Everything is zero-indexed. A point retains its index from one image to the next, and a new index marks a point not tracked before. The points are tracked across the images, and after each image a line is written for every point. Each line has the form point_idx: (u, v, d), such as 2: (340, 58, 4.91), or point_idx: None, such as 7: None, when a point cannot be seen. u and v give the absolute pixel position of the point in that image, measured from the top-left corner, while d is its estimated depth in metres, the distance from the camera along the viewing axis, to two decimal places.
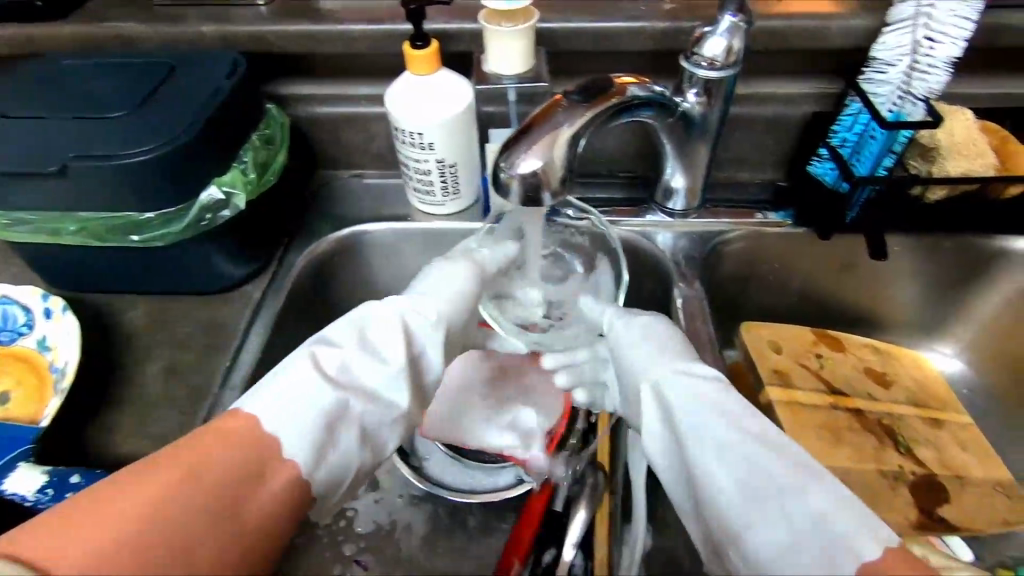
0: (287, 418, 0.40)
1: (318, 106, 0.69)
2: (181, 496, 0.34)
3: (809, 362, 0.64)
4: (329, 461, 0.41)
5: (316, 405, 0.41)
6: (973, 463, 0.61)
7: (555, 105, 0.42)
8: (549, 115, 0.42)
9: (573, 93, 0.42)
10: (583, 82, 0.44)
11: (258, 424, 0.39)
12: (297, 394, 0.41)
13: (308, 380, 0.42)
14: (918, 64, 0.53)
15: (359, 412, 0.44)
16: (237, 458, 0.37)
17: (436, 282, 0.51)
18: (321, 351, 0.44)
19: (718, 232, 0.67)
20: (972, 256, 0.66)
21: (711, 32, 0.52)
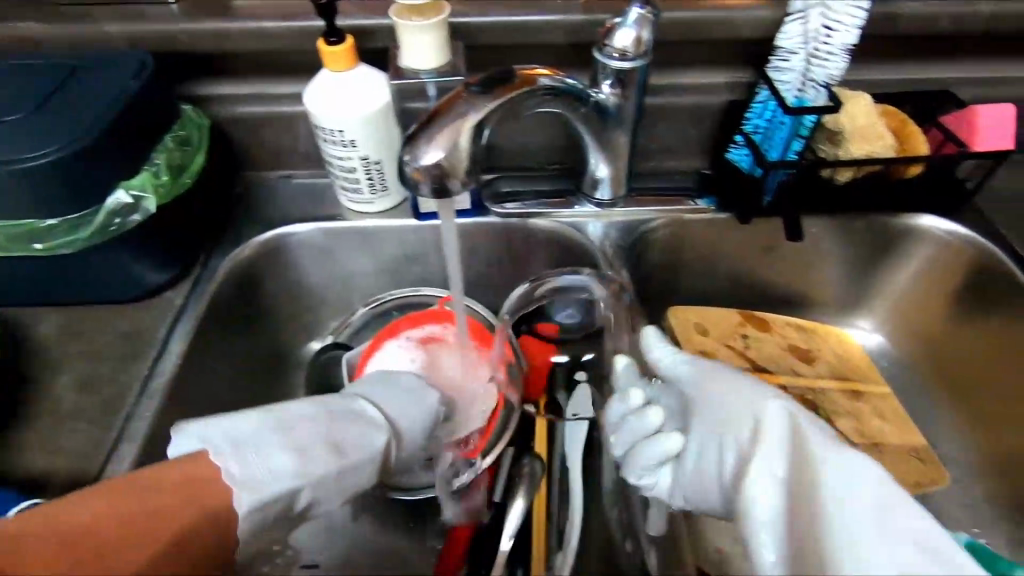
0: (263, 455, 0.44)
1: (239, 106, 0.68)
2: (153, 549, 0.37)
3: (735, 342, 0.66)
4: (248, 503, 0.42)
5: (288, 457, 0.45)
6: (891, 431, 0.65)
7: (457, 96, 0.42)
8: (451, 105, 0.41)
9: (473, 85, 0.42)
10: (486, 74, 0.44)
11: (208, 459, 0.42)
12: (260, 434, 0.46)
13: (263, 436, 0.46)
14: (817, 52, 0.56)
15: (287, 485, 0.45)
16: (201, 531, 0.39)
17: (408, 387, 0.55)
18: (295, 411, 0.49)
19: (645, 221, 0.69)
20: (883, 234, 0.69)
21: (619, 23, 0.54)
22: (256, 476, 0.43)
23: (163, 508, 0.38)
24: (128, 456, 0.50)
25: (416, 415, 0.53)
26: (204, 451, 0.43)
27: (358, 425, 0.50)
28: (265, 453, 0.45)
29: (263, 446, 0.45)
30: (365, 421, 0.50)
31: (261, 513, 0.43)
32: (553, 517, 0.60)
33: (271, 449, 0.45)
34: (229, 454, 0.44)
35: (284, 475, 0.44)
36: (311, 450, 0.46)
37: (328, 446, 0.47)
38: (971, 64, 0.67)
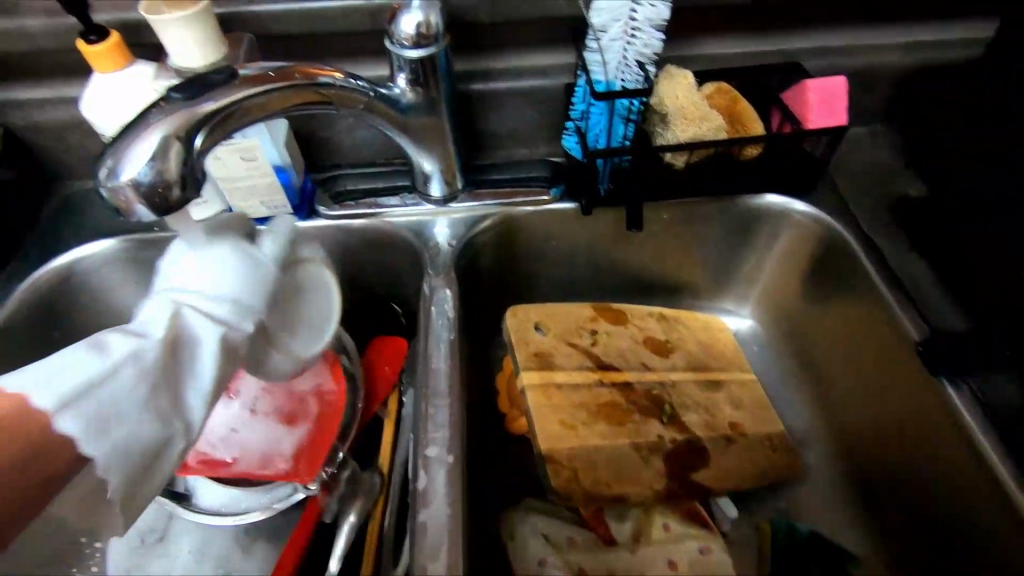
0: (84, 396, 0.33)
1: (35, 112, 0.62)
2: None
3: (579, 339, 0.63)
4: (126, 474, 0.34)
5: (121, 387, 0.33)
6: (746, 419, 0.63)
7: (153, 107, 0.38)
8: (144, 117, 0.37)
9: (170, 93, 0.38)
10: (189, 79, 0.40)
11: None
12: (50, 380, 0.33)
13: (35, 378, 0.33)
14: (627, 30, 0.52)
15: (100, 409, 0.33)
16: None
17: (202, 254, 0.39)
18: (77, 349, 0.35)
19: (484, 215, 0.65)
20: (737, 217, 0.66)
21: (405, 7, 0.49)
22: (104, 434, 0.33)
23: None
24: None
25: (251, 292, 0.38)
26: None
27: (148, 323, 0.36)
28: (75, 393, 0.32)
29: (37, 378, 0.33)
30: (177, 314, 0.36)
31: (96, 448, 0.33)
32: (384, 534, 0.57)
33: (76, 394, 0.32)
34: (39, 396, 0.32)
35: (142, 415, 0.34)
36: (142, 368, 0.34)
37: (162, 366, 0.35)
38: (814, 33, 0.64)
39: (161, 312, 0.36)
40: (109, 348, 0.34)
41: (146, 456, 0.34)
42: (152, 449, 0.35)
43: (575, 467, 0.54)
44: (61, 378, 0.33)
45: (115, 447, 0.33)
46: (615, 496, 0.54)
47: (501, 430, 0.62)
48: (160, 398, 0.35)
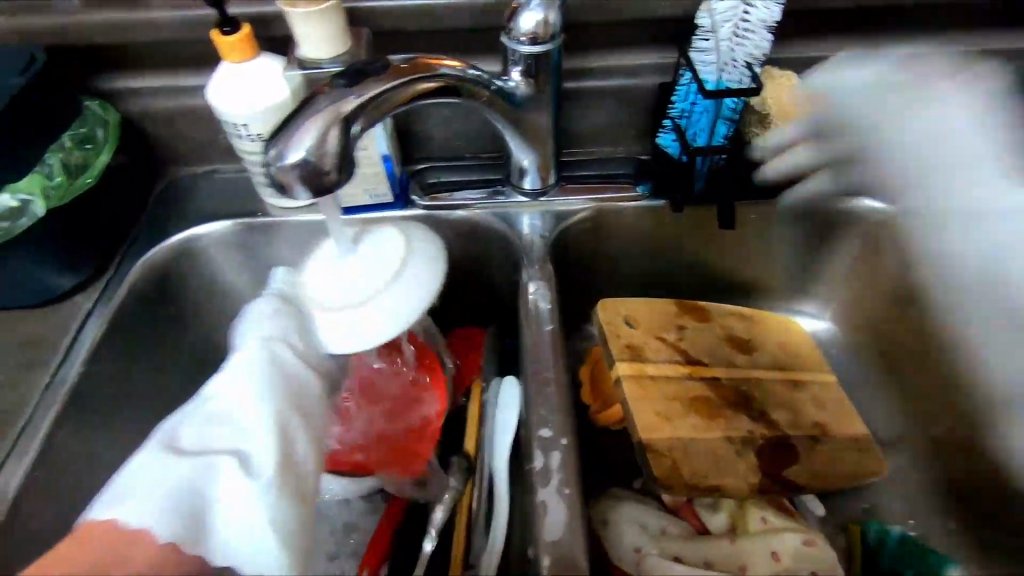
0: (152, 487, 0.42)
1: (150, 100, 0.65)
2: None
3: (667, 334, 0.64)
4: (216, 524, 0.43)
5: (189, 465, 0.43)
6: (830, 420, 0.63)
7: (319, 92, 0.40)
8: (310, 103, 0.39)
9: (336, 79, 0.40)
10: (351, 67, 0.41)
11: (114, 527, 0.40)
12: (129, 501, 0.41)
13: (161, 470, 0.43)
14: (737, 30, 0.53)
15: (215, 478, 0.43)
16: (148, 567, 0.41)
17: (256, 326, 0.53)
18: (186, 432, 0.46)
19: (574, 211, 0.66)
20: (824, 219, 0.66)
21: (524, 5, 0.51)
22: (176, 505, 0.41)
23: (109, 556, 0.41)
24: (19, 467, 0.48)
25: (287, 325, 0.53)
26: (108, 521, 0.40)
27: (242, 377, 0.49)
28: (133, 496, 0.42)
29: (155, 474, 0.43)
30: (192, 419, 0.46)
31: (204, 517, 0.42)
32: (475, 516, 0.59)
33: (134, 489, 0.42)
34: (120, 509, 0.41)
35: (211, 469, 0.44)
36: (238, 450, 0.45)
37: (180, 448, 0.45)
38: (909, 37, 0.64)
39: (239, 375, 0.49)
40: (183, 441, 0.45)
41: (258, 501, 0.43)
42: (234, 492, 0.43)
43: (673, 457, 0.54)
44: (152, 477, 0.42)
45: (197, 509, 0.42)
46: (711, 488, 0.54)
47: (587, 422, 0.63)
48: (246, 461, 0.44)
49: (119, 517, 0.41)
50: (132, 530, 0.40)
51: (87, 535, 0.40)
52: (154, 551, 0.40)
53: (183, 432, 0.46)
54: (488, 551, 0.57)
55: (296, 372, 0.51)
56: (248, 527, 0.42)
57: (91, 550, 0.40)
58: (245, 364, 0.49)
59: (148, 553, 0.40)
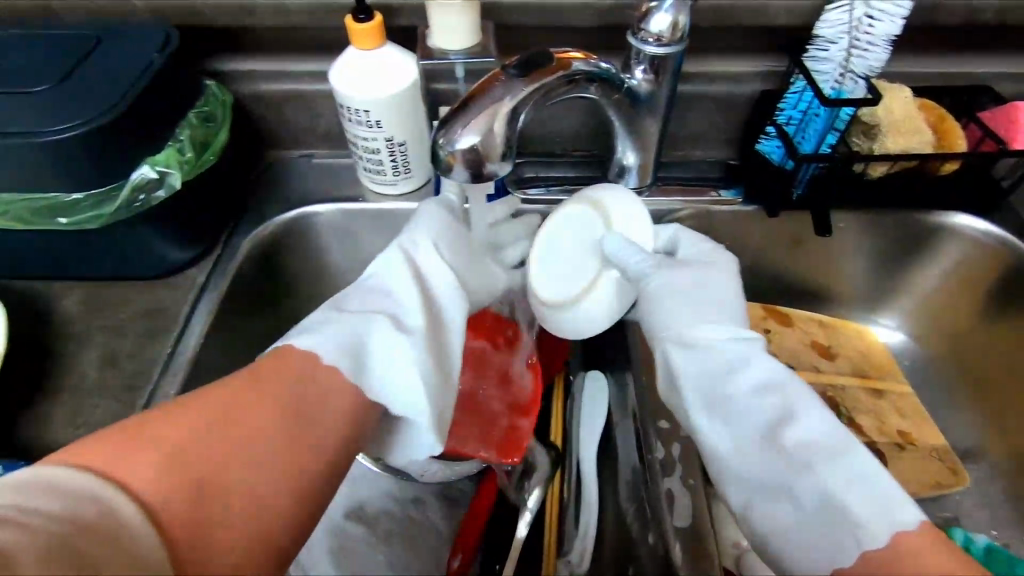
0: (320, 333, 0.43)
1: (260, 84, 0.66)
2: (251, 412, 0.37)
3: (757, 336, 0.67)
4: (378, 370, 0.44)
5: (349, 322, 0.45)
6: (912, 428, 0.64)
7: (493, 79, 0.41)
8: (484, 90, 0.40)
9: (511, 68, 0.41)
10: (523, 55, 0.42)
11: (298, 361, 0.41)
12: (312, 337, 0.43)
13: (326, 318, 0.46)
14: (857, 43, 0.54)
15: (376, 335, 0.45)
16: (286, 391, 0.39)
17: (414, 220, 0.57)
18: (340, 301, 0.49)
19: (668, 211, 0.68)
20: (914, 232, 0.67)
21: (656, 7, 0.51)
22: (350, 345, 0.43)
23: (226, 409, 0.37)
24: None
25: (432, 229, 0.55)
26: (288, 347, 0.42)
27: (390, 264, 0.52)
28: (318, 334, 0.43)
29: (322, 326, 0.45)
30: (370, 277, 0.52)
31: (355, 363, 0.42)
32: (566, 505, 0.60)
33: (308, 330, 0.44)
34: (313, 341, 0.42)
35: (371, 328, 0.46)
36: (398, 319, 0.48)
37: (349, 309, 0.48)
38: (1012, 56, 0.65)
39: (393, 261, 0.52)
40: (346, 307, 0.48)
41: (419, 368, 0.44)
42: (397, 360, 0.44)
43: None
44: (333, 327, 0.44)
45: (358, 360, 0.43)
46: None
47: None
48: (399, 324, 0.47)
49: (305, 346, 0.42)
50: (311, 361, 0.41)
51: (268, 360, 0.41)
52: (343, 391, 0.41)
53: (347, 302, 0.49)
54: (583, 539, 0.58)
55: (427, 285, 0.53)
56: (408, 394, 0.44)
57: (279, 387, 0.39)
58: (389, 264, 0.52)
59: (328, 397, 0.40)
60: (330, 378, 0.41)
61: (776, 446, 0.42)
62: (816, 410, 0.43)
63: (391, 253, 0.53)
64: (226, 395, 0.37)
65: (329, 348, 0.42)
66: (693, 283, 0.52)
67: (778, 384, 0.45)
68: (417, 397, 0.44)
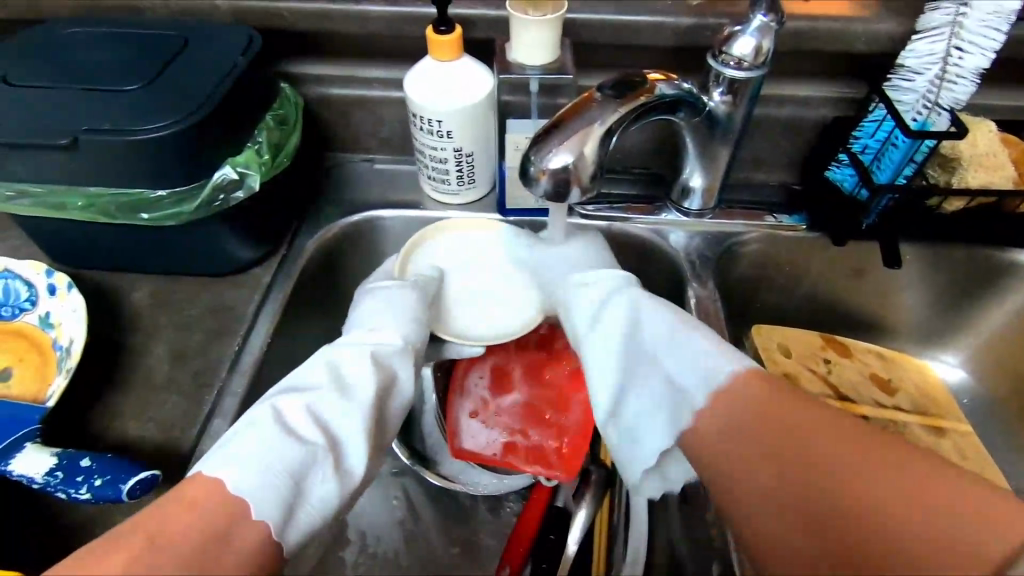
0: (246, 463, 0.40)
1: (330, 87, 0.67)
2: (167, 547, 0.34)
3: (817, 366, 0.65)
4: (303, 512, 0.40)
5: (273, 442, 0.41)
6: (976, 471, 0.62)
7: (586, 100, 0.42)
8: (582, 110, 0.42)
9: (606, 88, 0.43)
10: (615, 77, 0.44)
11: (217, 489, 0.38)
12: (229, 466, 0.39)
13: (266, 433, 0.42)
14: (947, 74, 0.53)
15: (308, 465, 0.42)
16: (211, 514, 0.36)
17: (391, 303, 0.55)
18: (285, 401, 0.45)
19: (732, 234, 0.66)
20: (984, 267, 0.65)
21: (740, 31, 0.51)
22: (286, 485, 0.40)
23: (152, 530, 0.35)
24: (220, 431, 0.51)
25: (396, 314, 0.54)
26: (201, 473, 0.39)
27: (359, 365, 0.49)
28: (236, 462, 0.40)
29: (253, 443, 0.41)
30: (316, 365, 0.49)
31: (280, 505, 0.39)
32: (617, 526, 0.59)
33: (232, 448, 0.41)
34: (218, 467, 0.39)
35: (302, 458, 0.42)
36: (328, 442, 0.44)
37: (291, 429, 0.43)
38: None
39: (353, 362, 0.49)
40: (284, 414, 0.44)
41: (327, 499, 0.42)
42: (322, 498, 0.41)
43: None
44: (250, 449, 0.41)
45: (291, 497, 0.40)
46: None
47: None
48: (331, 452, 0.43)
49: (215, 473, 0.39)
50: (237, 511, 0.37)
51: (186, 492, 0.37)
52: (257, 543, 0.37)
53: (286, 405, 0.45)
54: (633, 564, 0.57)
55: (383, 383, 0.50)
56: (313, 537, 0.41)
57: (204, 516, 0.36)
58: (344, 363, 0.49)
59: (238, 551, 0.36)
60: (247, 521, 0.37)
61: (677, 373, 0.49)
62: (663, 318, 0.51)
63: (357, 354, 0.50)
64: (136, 545, 0.34)
65: (242, 482, 0.38)
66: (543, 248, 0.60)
67: (633, 307, 0.53)
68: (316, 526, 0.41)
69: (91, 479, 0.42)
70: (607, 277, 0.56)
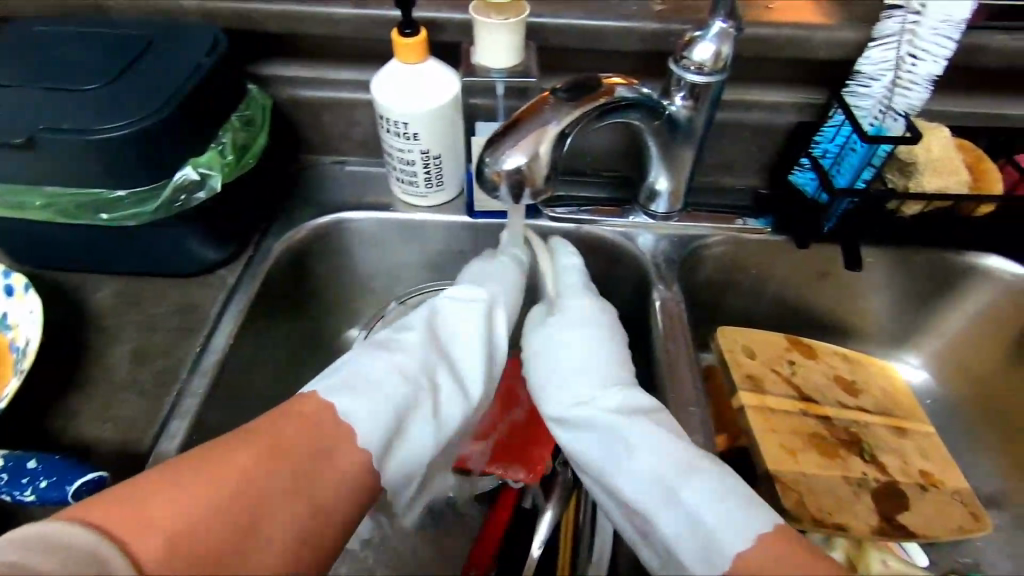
0: (368, 410, 0.45)
1: (300, 89, 0.67)
2: (269, 472, 0.39)
3: (781, 367, 0.66)
4: (398, 447, 0.46)
5: (384, 382, 0.48)
6: (936, 470, 0.63)
7: (542, 102, 0.43)
8: (536, 113, 0.43)
9: (560, 91, 0.43)
10: (572, 80, 0.45)
11: (330, 414, 0.44)
12: (344, 395, 0.45)
13: (377, 367, 0.49)
14: (900, 80, 0.54)
15: (414, 407, 0.48)
16: (317, 438, 0.42)
17: (483, 278, 0.58)
18: (378, 347, 0.51)
19: (698, 236, 0.67)
20: (944, 271, 0.67)
21: (700, 36, 0.52)
22: (391, 422, 0.46)
23: (273, 438, 0.41)
24: (178, 432, 0.50)
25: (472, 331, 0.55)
26: (314, 393, 0.45)
27: (469, 320, 0.55)
28: (357, 395, 0.46)
29: (360, 381, 0.47)
30: (438, 325, 0.55)
31: (385, 438, 0.45)
32: (582, 527, 0.59)
33: (346, 381, 0.47)
34: (333, 394, 0.45)
35: (408, 400, 0.48)
36: (445, 390, 0.51)
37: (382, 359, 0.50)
38: None
39: (465, 329, 0.55)
40: (382, 355, 0.50)
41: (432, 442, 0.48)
42: (413, 439, 0.47)
43: (801, 491, 0.57)
44: (370, 388, 0.47)
45: (393, 432, 0.46)
46: (839, 525, 0.56)
47: None
48: (448, 399, 0.51)
49: (327, 398, 0.45)
50: (336, 437, 0.43)
51: (304, 412, 0.43)
52: (358, 464, 0.43)
53: (389, 346, 0.52)
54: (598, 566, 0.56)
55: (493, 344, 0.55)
56: (405, 473, 0.47)
57: (306, 446, 0.41)
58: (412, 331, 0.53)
59: (339, 467, 0.42)
60: (347, 450, 0.43)
61: (642, 479, 0.46)
62: (671, 446, 0.46)
63: (460, 307, 0.56)
64: (260, 443, 0.40)
65: (358, 413, 0.45)
66: (561, 324, 0.55)
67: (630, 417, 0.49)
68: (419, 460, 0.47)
69: (36, 481, 0.42)
70: (608, 395, 0.51)
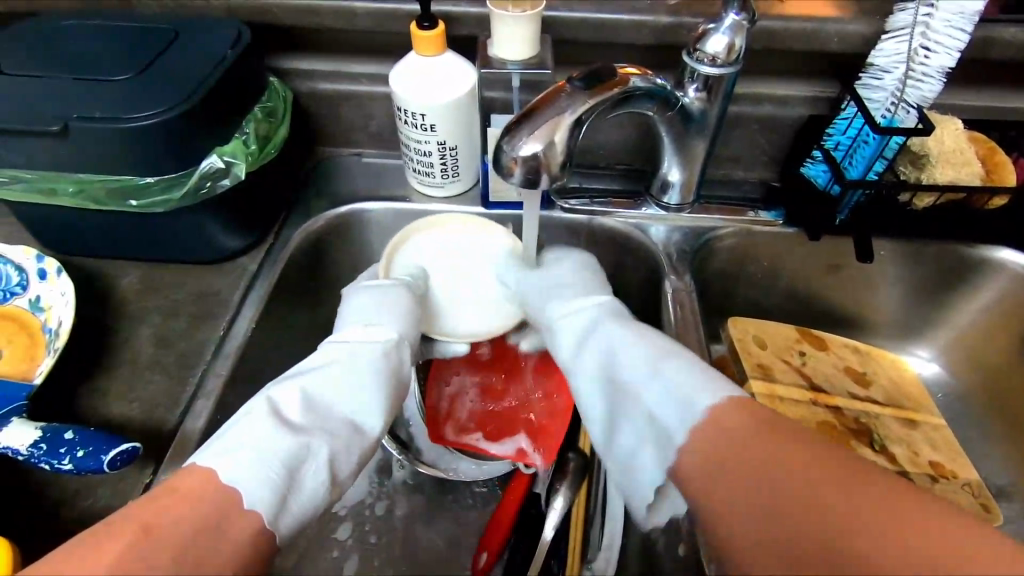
0: (252, 465, 0.39)
1: (320, 83, 0.69)
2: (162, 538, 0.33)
3: (791, 358, 0.67)
4: (296, 503, 0.40)
5: (272, 438, 0.42)
6: (945, 461, 0.63)
7: (558, 90, 0.44)
8: (552, 101, 0.44)
9: (576, 80, 0.44)
10: (587, 69, 0.46)
11: (216, 477, 0.38)
12: (235, 454, 0.40)
13: (267, 422, 0.43)
14: (913, 72, 0.54)
15: (314, 461, 0.43)
16: (210, 506, 0.36)
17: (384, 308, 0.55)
18: (281, 395, 0.46)
19: (710, 228, 0.68)
20: (955, 262, 0.67)
21: (713, 29, 0.52)
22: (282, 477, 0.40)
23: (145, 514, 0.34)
24: (202, 411, 0.52)
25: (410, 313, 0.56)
26: (196, 466, 0.39)
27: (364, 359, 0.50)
28: (241, 453, 0.40)
29: (258, 431, 0.42)
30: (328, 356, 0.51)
31: (277, 498, 0.39)
32: (593, 514, 0.60)
33: (232, 441, 0.41)
34: (215, 459, 0.39)
35: (301, 450, 0.42)
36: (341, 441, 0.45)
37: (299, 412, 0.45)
38: None
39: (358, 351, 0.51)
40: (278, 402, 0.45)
41: (318, 493, 0.42)
42: (316, 488, 0.42)
43: None
44: (252, 440, 0.41)
45: (287, 487, 0.40)
46: None
47: None
48: (343, 453, 0.45)
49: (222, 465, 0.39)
50: (232, 501, 0.37)
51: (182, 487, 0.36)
52: (254, 532, 0.37)
53: (282, 397, 0.46)
54: (608, 552, 0.57)
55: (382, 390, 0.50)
56: (304, 527, 0.41)
57: (201, 509, 0.35)
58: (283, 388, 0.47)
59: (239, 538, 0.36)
60: (240, 518, 0.37)
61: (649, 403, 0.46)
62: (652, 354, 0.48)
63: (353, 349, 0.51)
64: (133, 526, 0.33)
65: (256, 478, 0.39)
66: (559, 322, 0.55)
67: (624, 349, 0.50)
68: (309, 515, 0.41)
69: (73, 450, 0.44)
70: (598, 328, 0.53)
